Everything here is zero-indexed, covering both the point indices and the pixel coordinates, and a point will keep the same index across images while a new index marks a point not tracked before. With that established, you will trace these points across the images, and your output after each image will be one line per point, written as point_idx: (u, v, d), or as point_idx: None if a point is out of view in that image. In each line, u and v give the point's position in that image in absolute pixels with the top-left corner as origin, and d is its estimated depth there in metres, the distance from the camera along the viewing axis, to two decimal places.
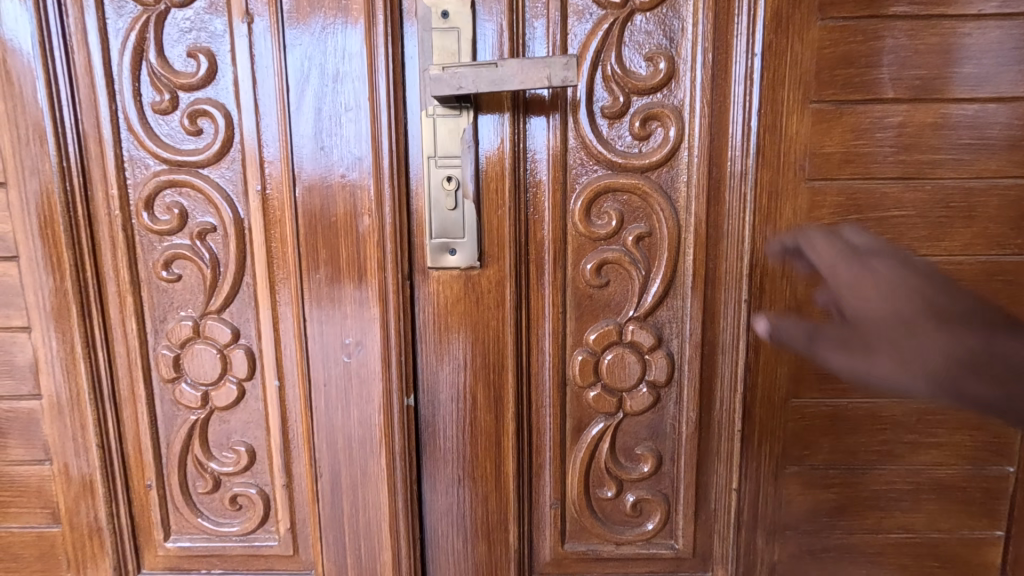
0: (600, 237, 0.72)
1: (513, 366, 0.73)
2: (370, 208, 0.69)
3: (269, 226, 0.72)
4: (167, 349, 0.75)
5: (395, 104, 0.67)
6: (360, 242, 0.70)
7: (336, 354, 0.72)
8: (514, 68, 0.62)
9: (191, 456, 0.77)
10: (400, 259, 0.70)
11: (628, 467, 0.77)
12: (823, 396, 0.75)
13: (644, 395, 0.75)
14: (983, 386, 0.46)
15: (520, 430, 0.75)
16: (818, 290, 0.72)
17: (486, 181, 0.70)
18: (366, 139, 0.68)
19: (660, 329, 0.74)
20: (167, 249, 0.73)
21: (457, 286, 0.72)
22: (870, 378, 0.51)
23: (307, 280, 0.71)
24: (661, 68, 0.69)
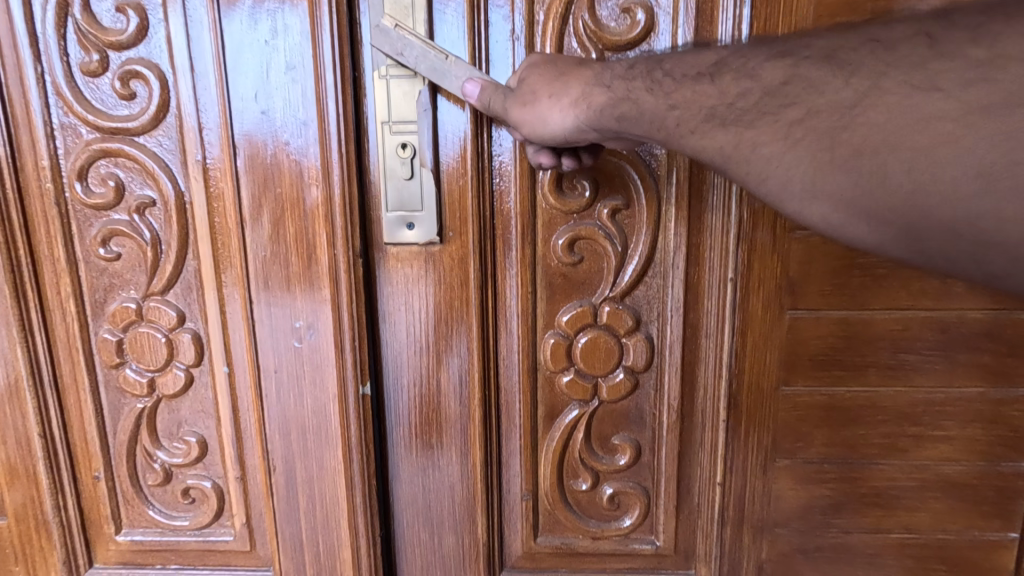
0: (573, 210, 0.65)
1: (478, 350, 0.67)
2: (317, 179, 0.63)
3: (212, 200, 0.66)
4: (109, 332, 0.70)
5: (342, 61, 0.61)
6: (308, 215, 0.64)
7: (287, 339, 0.67)
8: (460, 71, 0.60)
9: (141, 446, 0.73)
10: (350, 233, 0.64)
11: (604, 458, 0.71)
12: (819, 385, 0.68)
13: (622, 382, 0.69)
14: (645, 99, 0.52)
15: (489, 417, 0.70)
16: (815, 268, 0.65)
17: (446, 149, 0.64)
18: (312, 102, 0.62)
19: (638, 309, 0.68)
20: (104, 225, 0.67)
21: (418, 263, 0.66)
22: (545, 124, 0.56)
23: (253, 259, 0.66)
24: (638, 20, 0.61)
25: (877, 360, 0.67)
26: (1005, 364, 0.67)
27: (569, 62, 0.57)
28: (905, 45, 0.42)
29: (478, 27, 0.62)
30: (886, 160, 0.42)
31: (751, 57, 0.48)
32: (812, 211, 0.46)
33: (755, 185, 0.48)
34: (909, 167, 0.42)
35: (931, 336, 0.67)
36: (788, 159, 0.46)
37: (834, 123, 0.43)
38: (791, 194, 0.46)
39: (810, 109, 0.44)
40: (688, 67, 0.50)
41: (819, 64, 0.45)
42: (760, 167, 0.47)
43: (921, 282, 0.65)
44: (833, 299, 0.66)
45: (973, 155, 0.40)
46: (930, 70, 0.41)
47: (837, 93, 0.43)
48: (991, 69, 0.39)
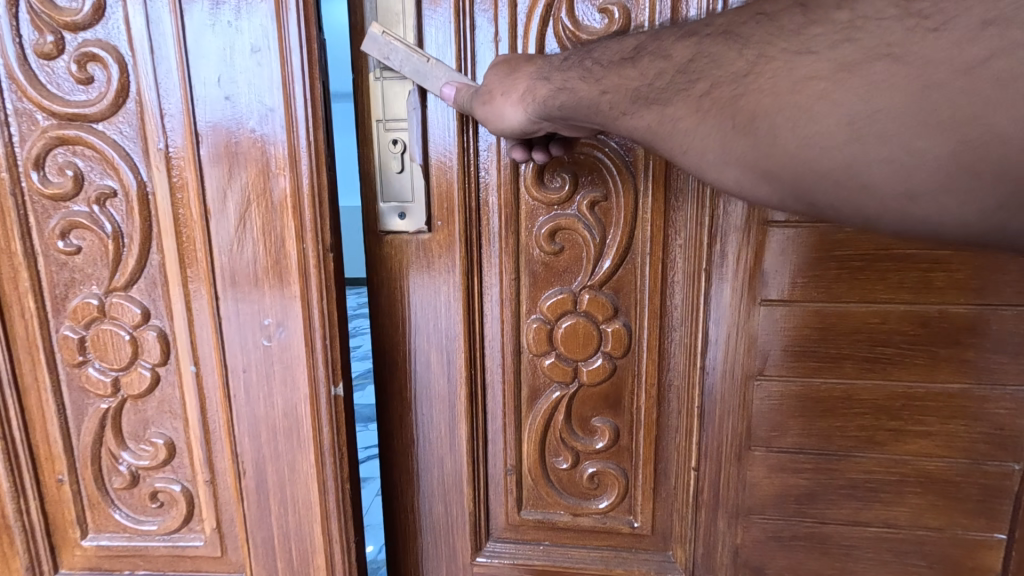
0: (554, 201, 0.72)
1: (465, 335, 0.76)
2: (285, 170, 0.60)
3: (175, 190, 0.62)
4: (69, 330, 0.67)
5: (307, 42, 0.57)
6: (276, 209, 0.61)
7: (255, 337, 0.64)
8: (440, 72, 0.65)
9: (105, 448, 0.70)
10: (320, 230, 0.60)
11: (585, 440, 0.80)
12: (796, 374, 0.77)
13: (601, 366, 0.77)
14: (579, 87, 0.54)
15: (472, 395, 0.79)
16: (791, 262, 0.73)
17: (431, 143, 0.70)
18: (277, 88, 0.58)
19: (617, 298, 0.75)
20: (64, 217, 0.64)
21: (409, 249, 0.74)
22: (503, 120, 0.60)
23: (218, 251, 0.63)
24: (615, 20, 0.64)
25: (854, 353, 0.75)
26: (1002, 366, 0.73)
27: (520, 59, 0.61)
28: (784, 15, 0.43)
29: (463, 29, 0.66)
30: (776, 122, 0.42)
31: (663, 38, 0.50)
32: (725, 176, 0.47)
33: (679, 158, 0.49)
34: (796, 126, 0.41)
35: (909, 329, 0.74)
36: (701, 132, 0.46)
37: (733, 91, 0.44)
38: (706, 162, 0.47)
39: (713, 82, 0.45)
40: (612, 53, 0.53)
41: (719, 40, 0.46)
42: (681, 141, 0.48)
43: (899, 276, 0.72)
44: (808, 292, 0.74)
45: (841, 109, 0.40)
46: (808, 34, 0.41)
47: (733, 65, 0.44)
48: (856, 30, 0.39)
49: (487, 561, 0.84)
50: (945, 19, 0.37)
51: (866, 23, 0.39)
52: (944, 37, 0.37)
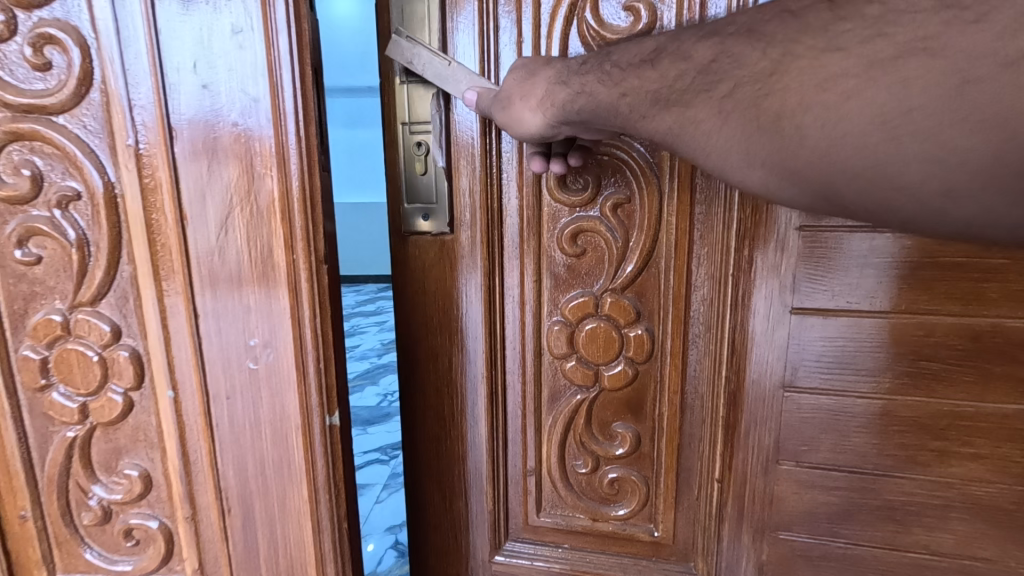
0: (575, 204, 0.75)
1: (487, 337, 0.81)
2: (272, 169, 0.52)
3: (146, 191, 0.55)
4: (30, 350, 0.59)
5: (295, 18, 0.49)
6: (263, 213, 0.53)
7: (239, 359, 0.56)
8: (462, 75, 0.64)
9: (74, 481, 0.62)
10: (313, 238, 0.52)
11: (606, 445, 0.84)
12: (829, 387, 0.76)
13: (622, 372, 0.81)
14: (599, 91, 0.54)
15: (493, 396, 0.84)
16: (827, 270, 0.72)
17: (454, 145, 0.74)
18: (262, 72, 0.50)
19: (640, 304, 0.78)
20: (22, 223, 0.56)
21: (433, 249, 0.79)
22: (522, 126, 0.59)
23: (197, 262, 0.55)
24: (640, 18, 0.62)
25: (895, 367, 0.74)
26: None
27: (536, 61, 0.60)
28: (810, 12, 0.45)
29: (487, 31, 0.65)
30: (804, 121, 0.45)
31: (683, 40, 0.51)
32: (753, 176, 0.50)
33: (703, 160, 0.51)
34: (825, 122, 0.44)
35: (959, 343, 0.71)
36: (725, 133, 0.49)
37: (758, 91, 0.46)
38: (729, 163, 0.50)
39: (735, 82, 0.47)
40: (632, 55, 0.54)
41: (741, 38, 0.48)
42: (703, 143, 0.50)
43: (947, 286, 0.70)
44: (841, 300, 0.73)
45: (876, 102, 0.42)
46: (836, 30, 0.44)
47: (755, 64, 0.47)
48: (885, 25, 0.42)
49: (506, 559, 0.89)
50: (984, 11, 0.39)
51: (893, 18, 0.42)
52: (984, 29, 0.39)
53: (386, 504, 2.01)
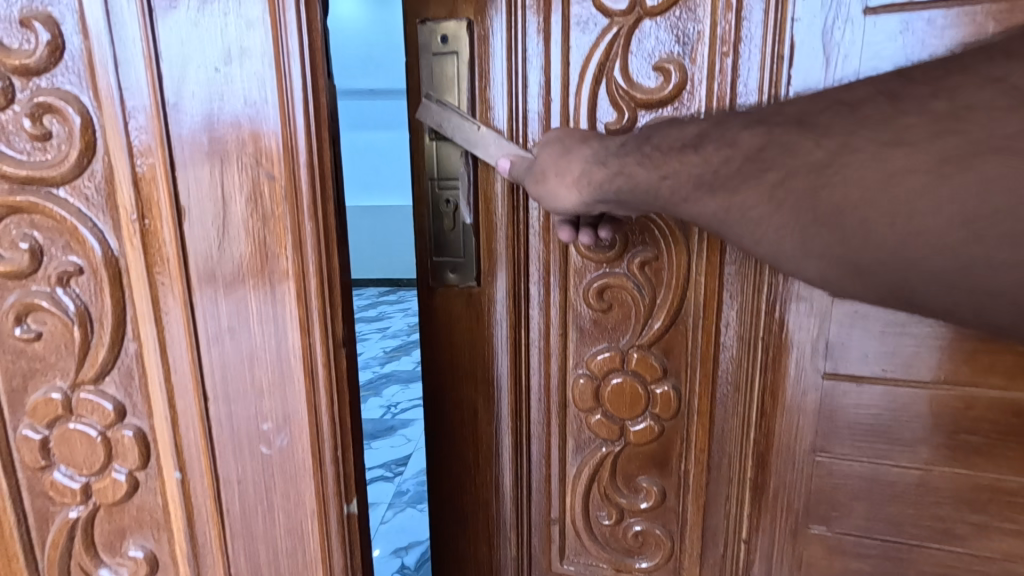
0: (604, 261, 0.75)
1: (512, 387, 0.82)
2: (286, 249, 0.49)
3: (151, 271, 0.51)
4: (30, 429, 0.56)
5: (312, 93, 0.46)
6: (277, 296, 0.50)
7: (252, 444, 0.53)
8: (491, 140, 0.66)
9: (75, 562, 0.59)
10: (330, 323, 0.49)
11: (631, 497, 0.83)
12: (864, 455, 0.74)
13: (648, 429, 0.80)
14: (638, 173, 0.58)
15: (518, 444, 0.85)
16: (859, 337, 0.71)
17: (483, 199, 0.76)
18: (276, 148, 0.47)
19: (667, 360, 0.78)
20: (20, 298, 0.53)
21: (458, 301, 0.81)
22: (556, 201, 0.61)
23: (207, 345, 0.52)
24: (670, 80, 0.63)
25: (932, 437, 0.71)
26: None
27: (572, 136, 0.62)
28: (867, 106, 0.49)
29: (517, 92, 0.66)
30: (865, 216, 0.49)
31: (728, 128, 0.55)
32: (810, 267, 0.54)
33: (755, 247, 0.56)
34: (883, 216, 0.48)
35: (1001, 416, 0.69)
36: (775, 222, 0.53)
37: (814, 183, 0.50)
38: (785, 254, 0.54)
39: (786, 173, 0.52)
40: (674, 139, 0.57)
41: (791, 129, 0.52)
42: (754, 232, 0.55)
43: (990, 358, 0.68)
44: (876, 368, 0.71)
45: (942, 206, 0.46)
46: (899, 124, 0.47)
47: (810, 154, 0.50)
48: (957, 119, 0.45)
49: None
50: None
51: (970, 112, 0.45)
52: None
53: (384, 529, 1.94)
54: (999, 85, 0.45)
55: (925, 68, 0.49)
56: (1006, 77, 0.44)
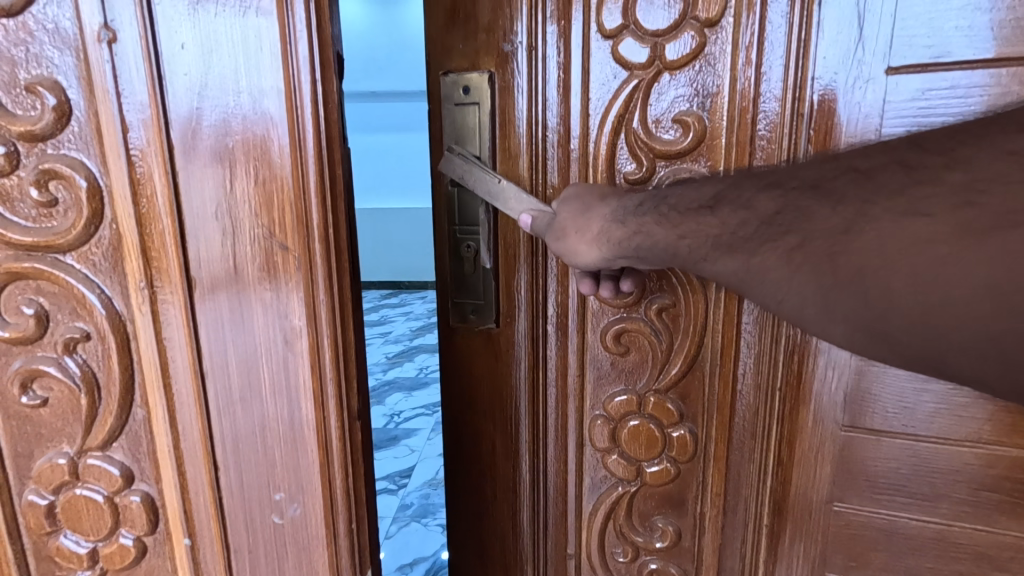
0: (621, 307, 0.81)
1: (531, 425, 0.88)
2: (299, 320, 0.47)
3: (160, 338, 0.50)
4: (36, 494, 0.54)
5: (327, 166, 0.45)
6: (290, 366, 0.48)
7: (264, 513, 0.52)
8: (511, 192, 0.70)
9: None
10: (345, 396, 0.48)
11: (647, 535, 0.89)
12: (879, 507, 0.78)
13: (664, 470, 0.85)
14: (657, 231, 0.58)
15: (536, 482, 0.90)
16: (876, 393, 0.74)
17: (503, 247, 0.82)
18: (290, 220, 0.46)
19: (684, 405, 0.82)
20: (27, 364, 0.52)
21: (477, 340, 0.87)
22: (577, 256, 0.63)
23: (218, 415, 0.51)
24: (689, 133, 0.70)
25: (951, 493, 0.75)
26: None
27: (592, 195, 0.65)
28: (883, 174, 0.46)
29: (536, 138, 0.72)
30: (888, 283, 0.43)
31: (743, 189, 0.54)
32: (834, 331, 0.48)
33: (775, 306, 0.51)
34: (911, 285, 0.42)
35: (1018, 475, 0.72)
36: (794, 284, 0.49)
37: (829, 248, 0.46)
38: (807, 317, 0.49)
39: (804, 236, 0.48)
40: (690, 200, 0.57)
41: (806, 194, 0.49)
42: (773, 292, 0.50)
43: (1011, 420, 0.70)
44: (892, 424, 0.74)
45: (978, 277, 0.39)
46: (913, 195, 0.44)
47: (826, 221, 0.47)
48: (973, 193, 0.41)
49: None
50: None
51: (985, 186, 0.41)
52: None
53: (393, 540, 1.92)
54: (1011, 159, 0.41)
55: (943, 134, 0.46)
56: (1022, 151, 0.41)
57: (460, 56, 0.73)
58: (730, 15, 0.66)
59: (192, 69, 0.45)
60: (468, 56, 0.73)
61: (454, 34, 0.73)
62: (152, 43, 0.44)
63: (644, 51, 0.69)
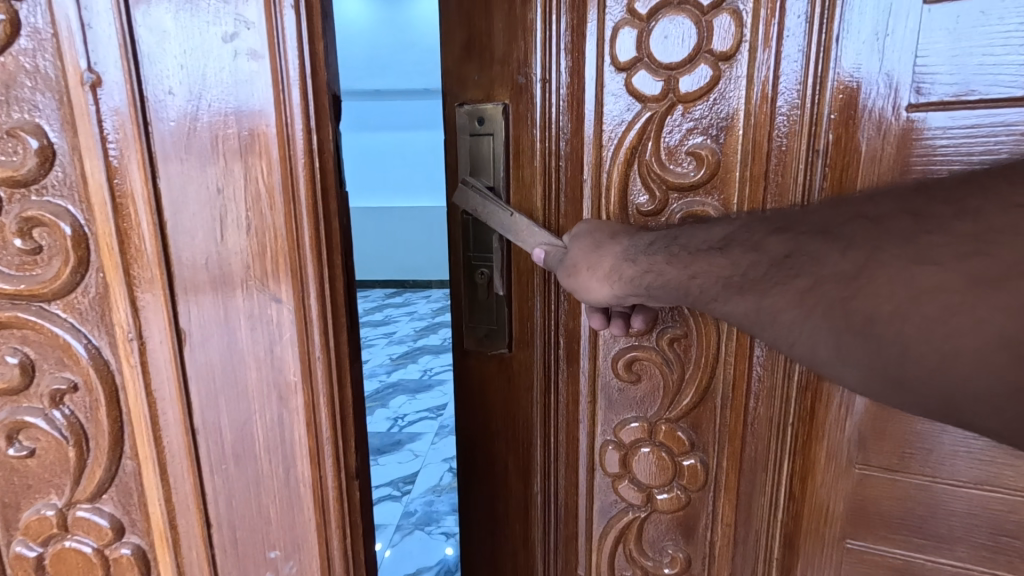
0: (632, 334, 0.80)
1: (541, 449, 0.87)
2: (297, 376, 0.49)
3: (148, 388, 0.50)
4: (25, 547, 0.54)
5: (322, 218, 0.46)
6: (286, 422, 0.50)
7: (258, 568, 0.53)
8: (523, 224, 0.75)
9: None
10: (342, 458, 0.50)
11: (655, 557, 0.87)
12: (894, 546, 0.76)
13: (674, 498, 0.84)
14: (667, 270, 0.55)
15: (547, 509, 0.90)
16: (895, 432, 0.72)
17: (518, 272, 0.83)
18: (285, 275, 0.47)
19: (695, 434, 0.81)
20: (13, 415, 0.51)
21: (493, 364, 0.87)
22: (589, 295, 0.60)
23: (211, 471, 0.51)
24: (702, 166, 0.74)
25: (970, 536, 0.73)
26: None
27: (603, 232, 0.62)
28: (890, 221, 0.44)
29: (548, 165, 0.80)
30: (904, 330, 0.41)
31: (754, 230, 0.51)
32: (849, 376, 0.45)
33: (787, 349, 0.48)
34: (927, 335, 0.40)
35: None
36: (807, 328, 0.46)
37: (841, 294, 0.44)
38: (821, 361, 0.46)
39: (814, 280, 0.46)
40: (701, 240, 0.54)
41: (817, 238, 0.47)
42: (786, 335, 0.48)
43: None
44: (909, 463, 0.72)
45: (993, 327, 0.38)
46: (922, 244, 0.41)
47: (836, 265, 0.45)
48: (985, 243, 0.39)
49: None
50: None
51: (996, 237, 0.39)
52: None
53: (397, 549, 1.90)
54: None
55: (951, 183, 0.43)
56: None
57: (475, 87, 0.82)
58: (745, 50, 0.69)
59: (181, 117, 0.46)
60: (483, 87, 0.81)
61: (470, 67, 0.82)
62: (140, 91, 0.45)
63: (659, 84, 0.74)
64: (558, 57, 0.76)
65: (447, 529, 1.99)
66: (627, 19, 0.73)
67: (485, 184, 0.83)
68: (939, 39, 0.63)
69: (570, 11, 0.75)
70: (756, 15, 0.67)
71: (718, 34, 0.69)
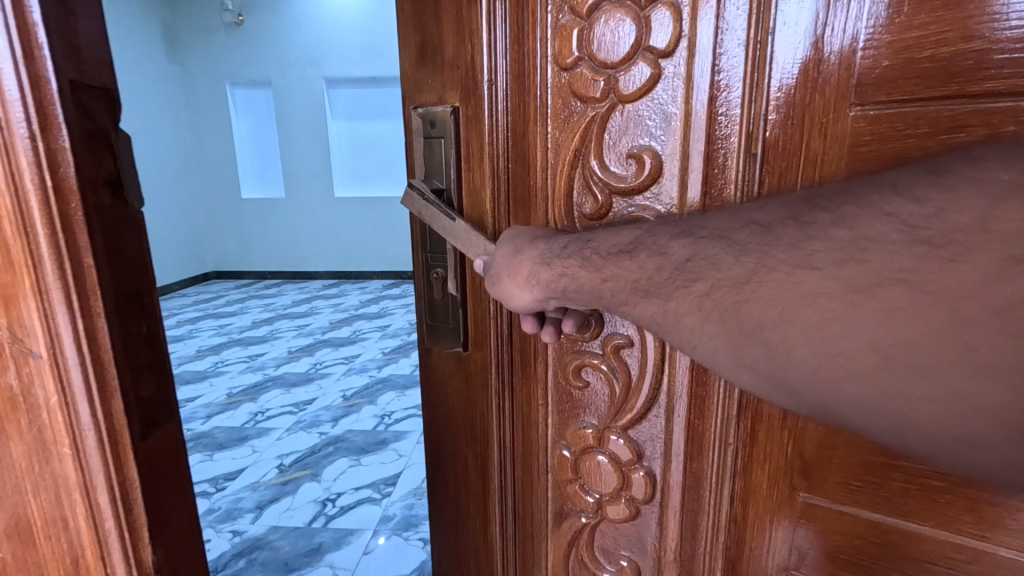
0: (582, 339, 0.78)
1: (494, 455, 0.85)
2: (68, 456, 0.47)
3: None
4: None
5: (69, 256, 0.43)
6: (65, 502, 0.49)
7: None
8: (462, 228, 0.74)
9: None
10: (130, 549, 0.50)
11: (607, 566, 0.85)
12: None
13: (623, 508, 0.82)
14: (580, 273, 0.55)
15: (501, 517, 0.88)
16: (845, 460, 0.66)
17: (472, 278, 0.81)
18: (36, 330, 0.44)
19: (642, 445, 0.78)
20: None
21: (452, 363, 0.86)
22: (510, 302, 0.59)
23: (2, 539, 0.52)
24: (646, 166, 0.71)
25: None
26: None
27: (525, 237, 0.61)
28: (779, 229, 0.45)
29: (497, 167, 0.78)
30: (788, 334, 0.43)
31: (659, 234, 0.51)
32: (743, 376, 0.48)
33: (688, 350, 0.50)
34: (807, 339, 0.42)
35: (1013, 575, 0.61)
36: (706, 332, 0.48)
37: (735, 297, 0.46)
38: (720, 361, 0.48)
39: (712, 284, 0.47)
40: (611, 244, 0.54)
41: (715, 243, 0.48)
42: (689, 337, 0.49)
43: (999, 514, 0.60)
44: (860, 496, 0.67)
45: (866, 334, 0.40)
46: (806, 249, 0.43)
47: (730, 270, 0.46)
48: (858, 250, 0.40)
49: None
50: (960, 251, 0.37)
51: (870, 244, 0.40)
52: (964, 270, 0.36)
53: (371, 556, 1.88)
54: (892, 221, 0.40)
55: (835, 192, 0.44)
56: (898, 213, 0.40)
57: (429, 90, 0.81)
58: (684, 45, 0.66)
59: None
60: (436, 90, 0.80)
61: (424, 71, 0.81)
62: None
63: (600, 84, 0.72)
64: (503, 58, 0.75)
65: (424, 534, 1.98)
66: (570, 18, 0.71)
67: (438, 186, 0.81)
68: (885, 31, 0.58)
69: (514, 9, 0.73)
70: (696, 8, 0.65)
71: (657, 29, 0.67)
